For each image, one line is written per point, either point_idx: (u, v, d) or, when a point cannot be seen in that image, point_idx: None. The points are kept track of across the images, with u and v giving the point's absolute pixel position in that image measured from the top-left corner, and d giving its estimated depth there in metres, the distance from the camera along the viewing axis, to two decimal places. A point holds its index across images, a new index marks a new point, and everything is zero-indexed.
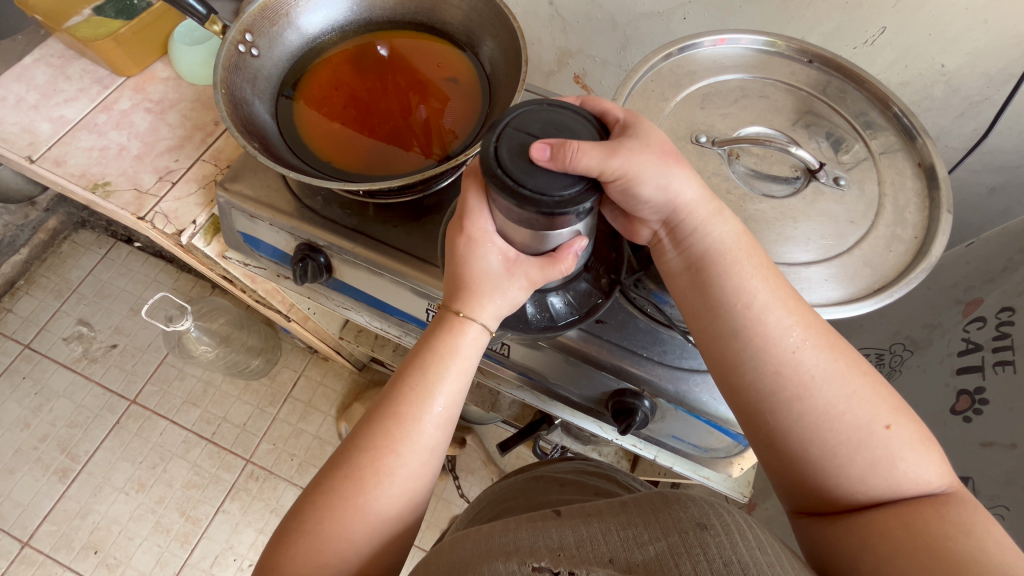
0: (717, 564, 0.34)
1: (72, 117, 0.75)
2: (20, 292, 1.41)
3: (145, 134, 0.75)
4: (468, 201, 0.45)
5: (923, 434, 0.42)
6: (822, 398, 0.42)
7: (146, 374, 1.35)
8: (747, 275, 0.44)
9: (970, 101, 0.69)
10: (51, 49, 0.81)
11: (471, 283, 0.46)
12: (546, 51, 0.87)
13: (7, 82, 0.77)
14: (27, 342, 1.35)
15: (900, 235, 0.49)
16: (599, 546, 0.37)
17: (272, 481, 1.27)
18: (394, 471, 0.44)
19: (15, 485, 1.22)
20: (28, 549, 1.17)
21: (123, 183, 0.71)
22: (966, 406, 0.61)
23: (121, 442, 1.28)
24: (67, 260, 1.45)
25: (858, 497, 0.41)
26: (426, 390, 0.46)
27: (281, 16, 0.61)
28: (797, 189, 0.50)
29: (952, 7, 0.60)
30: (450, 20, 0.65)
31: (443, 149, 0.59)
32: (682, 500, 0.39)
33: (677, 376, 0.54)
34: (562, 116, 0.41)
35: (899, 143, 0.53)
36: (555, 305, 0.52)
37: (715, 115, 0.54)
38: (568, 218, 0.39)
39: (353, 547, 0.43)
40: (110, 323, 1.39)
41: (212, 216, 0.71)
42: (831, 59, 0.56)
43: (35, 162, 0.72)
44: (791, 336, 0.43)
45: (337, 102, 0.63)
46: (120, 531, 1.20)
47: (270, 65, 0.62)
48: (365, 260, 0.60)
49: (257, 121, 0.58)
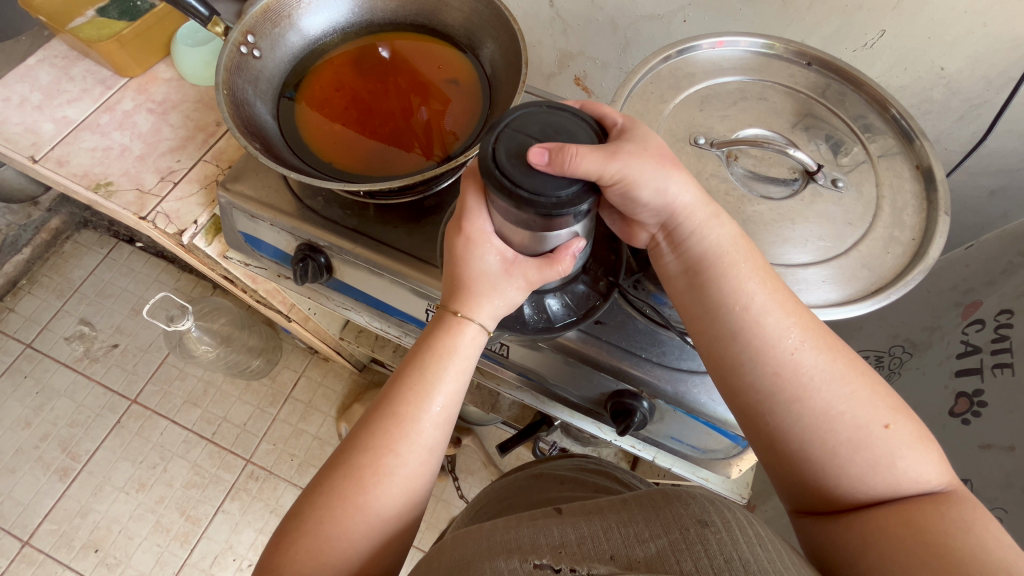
0: (717, 560, 0.34)
1: (75, 118, 0.76)
2: (22, 292, 1.41)
3: (147, 134, 0.75)
4: (467, 202, 0.46)
5: (921, 433, 0.42)
6: (821, 398, 0.42)
7: (147, 374, 1.35)
8: (744, 277, 0.44)
9: (969, 104, 0.69)
10: (55, 50, 0.82)
11: (470, 283, 0.47)
12: (547, 53, 0.87)
13: (11, 82, 0.78)
14: (28, 342, 1.36)
15: (898, 237, 0.49)
16: (601, 542, 0.37)
17: (272, 481, 1.27)
18: (393, 470, 0.44)
19: (16, 484, 1.22)
20: (28, 548, 1.17)
21: (125, 183, 0.72)
22: (965, 408, 0.61)
23: (121, 442, 1.28)
24: (70, 260, 1.46)
25: (857, 495, 0.41)
26: (425, 390, 0.46)
27: (283, 18, 0.62)
28: (795, 190, 0.50)
29: (951, 10, 0.60)
30: (451, 23, 0.66)
31: (444, 150, 0.59)
32: (683, 497, 0.39)
33: (676, 376, 0.54)
34: (560, 118, 0.41)
35: (897, 145, 0.53)
36: (553, 306, 0.53)
37: (713, 117, 0.54)
38: (566, 219, 0.39)
39: (353, 547, 0.43)
40: (112, 323, 1.40)
41: (214, 216, 0.71)
42: (830, 62, 0.56)
43: (38, 162, 0.72)
44: (789, 337, 0.43)
45: (339, 103, 0.63)
46: (120, 530, 1.20)
47: (272, 66, 0.62)
48: (365, 260, 0.60)
49: (258, 121, 0.58)
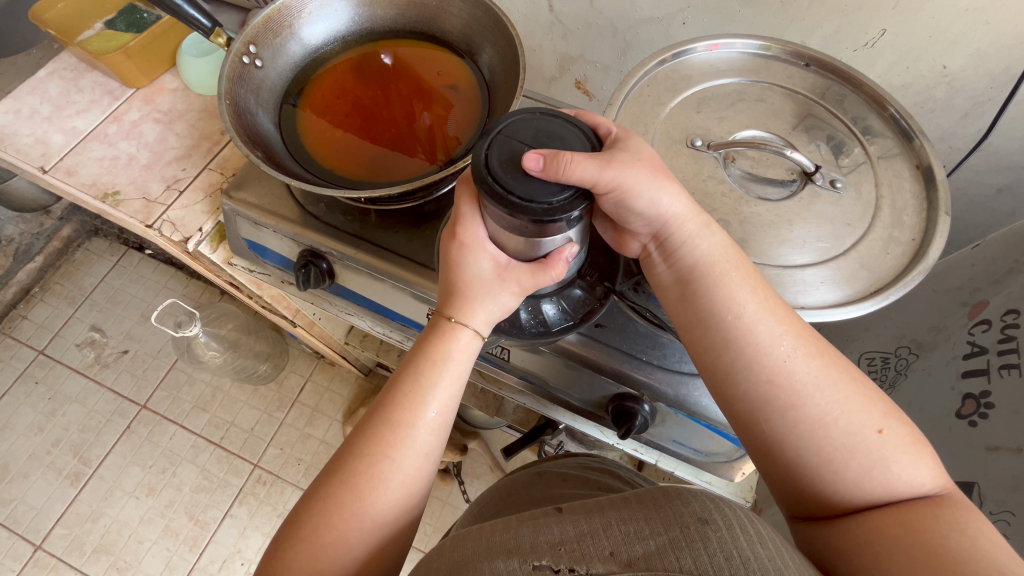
0: (718, 559, 0.33)
1: (84, 128, 0.77)
2: (35, 299, 1.44)
3: (154, 144, 0.77)
4: (461, 210, 0.47)
5: (915, 436, 0.42)
6: (815, 405, 0.42)
7: (156, 379, 1.37)
8: (735, 287, 0.44)
9: (973, 101, 0.69)
10: (64, 63, 0.83)
11: (464, 289, 0.47)
12: (547, 57, 0.88)
13: (22, 94, 0.80)
14: (41, 348, 1.38)
15: (898, 237, 0.49)
16: (601, 540, 0.37)
17: (279, 485, 1.28)
18: (389, 477, 0.45)
19: (29, 488, 1.24)
20: (41, 552, 1.19)
21: (132, 192, 0.73)
22: (972, 410, 0.60)
23: (132, 446, 1.29)
24: (81, 267, 1.48)
25: (853, 500, 0.41)
26: (418, 396, 0.46)
27: (285, 28, 0.63)
28: (793, 191, 0.50)
29: (951, 9, 0.60)
30: (450, 29, 0.66)
31: (448, 155, 0.60)
32: (683, 494, 0.39)
33: (676, 379, 0.54)
34: (551, 125, 0.41)
35: (897, 145, 0.53)
36: (549, 312, 0.53)
37: (710, 119, 0.54)
38: (558, 226, 0.39)
39: (349, 552, 0.43)
40: (122, 330, 1.42)
41: (218, 224, 0.72)
42: (828, 62, 0.56)
43: (48, 172, 0.74)
44: (782, 345, 0.43)
45: (340, 110, 0.64)
46: (130, 535, 1.22)
47: (274, 76, 0.63)
48: (366, 265, 0.61)
49: (260, 130, 0.59)
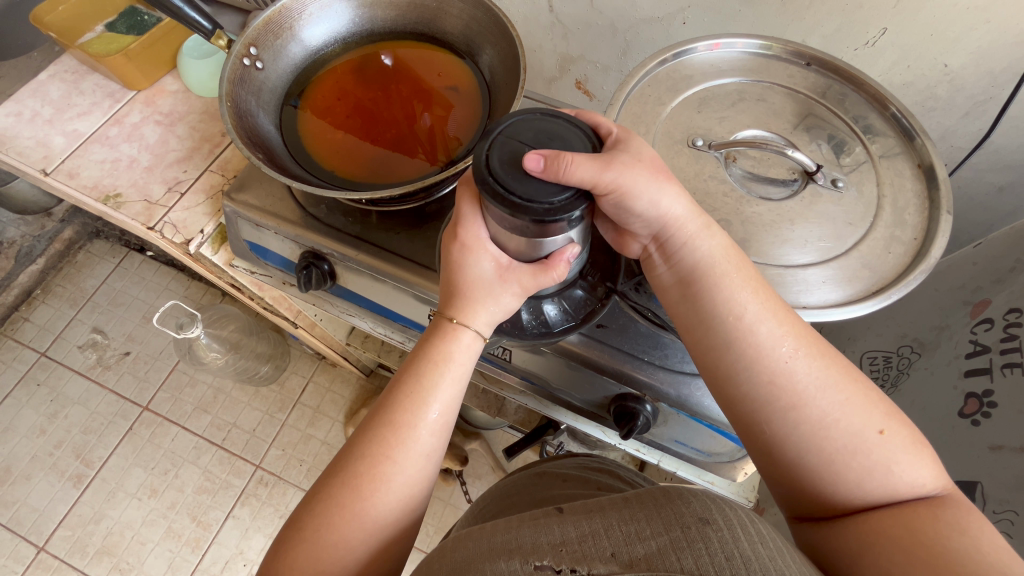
0: (718, 559, 0.33)
1: (85, 131, 0.78)
2: (37, 301, 1.44)
3: (155, 146, 0.77)
4: (462, 211, 0.47)
5: (916, 437, 0.42)
6: (816, 406, 0.41)
7: (158, 380, 1.37)
8: (736, 287, 0.44)
9: (974, 100, 0.69)
10: (65, 65, 0.83)
11: (465, 290, 0.47)
12: (547, 57, 0.88)
13: (24, 97, 0.80)
14: (43, 350, 1.39)
15: (900, 236, 0.48)
16: (602, 540, 0.37)
17: (281, 486, 1.28)
18: (391, 478, 0.45)
19: (31, 490, 1.24)
20: (44, 553, 1.19)
21: (133, 194, 0.73)
22: (974, 409, 0.60)
23: (134, 448, 1.30)
24: (83, 269, 1.49)
25: (854, 500, 0.41)
26: (420, 398, 0.46)
27: (285, 30, 0.63)
28: (795, 191, 0.50)
29: (951, 8, 0.60)
30: (450, 29, 0.66)
31: (448, 156, 0.60)
32: (684, 494, 0.38)
33: (678, 379, 0.54)
34: (552, 125, 0.41)
35: (898, 144, 0.53)
36: (550, 312, 0.53)
37: (711, 119, 0.54)
38: (560, 226, 0.39)
39: (350, 554, 0.43)
40: (124, 331, 1.42)
41: (219, 226, 0.72)
42: (829, 61, 0.55)
43: (49, 175, 0.74)
44: (783, 346, 0.43)
45: (341, 111, 0.64)
46: (133, 536, 1.22)
47: (275, 77, 0.63)
48: (367, 266, 0.61)
49: (261, 131, 0.59)
